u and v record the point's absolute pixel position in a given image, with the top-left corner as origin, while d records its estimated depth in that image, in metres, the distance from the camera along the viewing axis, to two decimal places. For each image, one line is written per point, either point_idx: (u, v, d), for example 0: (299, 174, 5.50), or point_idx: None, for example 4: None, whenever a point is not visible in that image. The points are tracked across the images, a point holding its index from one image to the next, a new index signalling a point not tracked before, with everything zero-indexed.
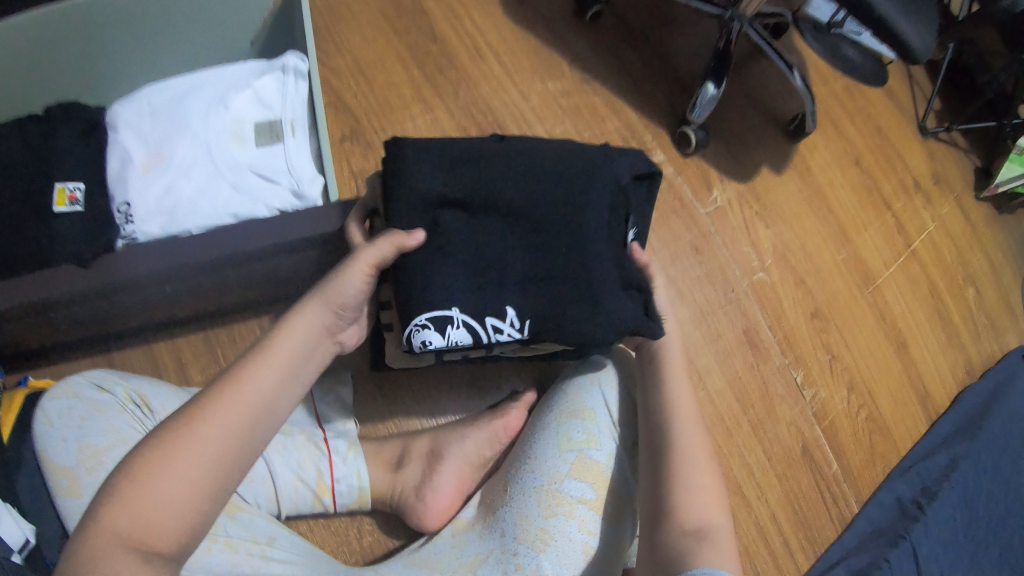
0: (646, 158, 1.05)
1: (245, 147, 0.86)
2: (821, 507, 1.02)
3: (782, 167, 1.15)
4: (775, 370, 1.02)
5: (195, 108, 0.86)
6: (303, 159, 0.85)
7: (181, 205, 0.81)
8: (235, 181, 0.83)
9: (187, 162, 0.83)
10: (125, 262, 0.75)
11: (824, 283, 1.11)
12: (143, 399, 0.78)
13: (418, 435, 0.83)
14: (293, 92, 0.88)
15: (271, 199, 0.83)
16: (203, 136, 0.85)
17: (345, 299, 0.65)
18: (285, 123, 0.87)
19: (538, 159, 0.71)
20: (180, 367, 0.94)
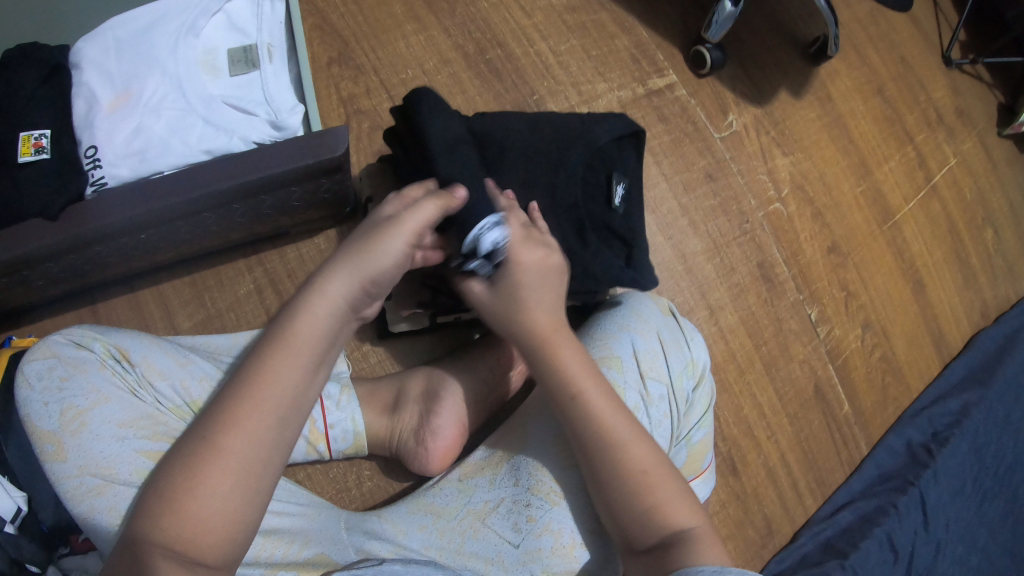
0: (658, 78, 0.96)
1: (218, 75, 0.69)
2: (832, 451, 0.99)
3: (800, 92, 1.07)
4: (789, 307, 0.96)
5: (163, 32, 0.68)
6: (285, 86, 0.69)
7: (153, 146, 0.64)
8: (211, 114, 0.66)
9: (159, 94, 0.66)
10: (102, 210, 0.61)
11: (843, 218, 1.05)
12: (122, 352, 0.71)
13: (413, 375, 0.77)
14: (270, 14, 0.72)
15: (250, 132, 0.67)
16: (173, 65, 0.67)
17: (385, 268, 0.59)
18: (262, 48, 0.70)
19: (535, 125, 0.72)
20: (166, 315, 0.81)
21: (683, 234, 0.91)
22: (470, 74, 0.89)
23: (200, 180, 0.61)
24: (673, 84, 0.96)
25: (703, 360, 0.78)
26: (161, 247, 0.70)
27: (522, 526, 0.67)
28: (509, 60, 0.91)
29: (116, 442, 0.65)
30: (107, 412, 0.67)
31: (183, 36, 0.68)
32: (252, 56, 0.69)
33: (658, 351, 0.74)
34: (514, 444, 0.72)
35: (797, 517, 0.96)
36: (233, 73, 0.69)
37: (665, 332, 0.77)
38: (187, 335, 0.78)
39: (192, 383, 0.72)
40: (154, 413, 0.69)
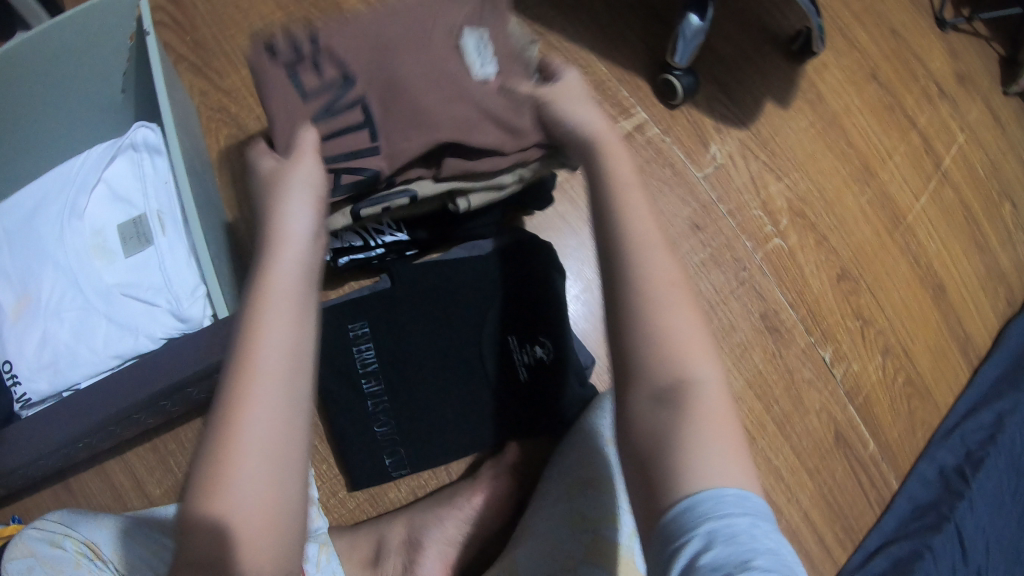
0: (624, 121, 0.84)
1: (112, 262, 0.62)
2: (862, 494, 0.92)
3: (787, 100, 0.95)
4: (800, 353, 0.87)
5: (48, 219, 0.62)
6: (183, 264, 0.61)
7: (63, 354, 0.59)
8: (113, 309, 0.60)
9: (58, 299, 0.60)
10: (16, 442, 0.54)
11: (849, 236, 0.95)
12: (95, 549, 0.62)
13: (392, 519, 0.69)
14: (153, 175, 0.63)
15: (154, 326, 0.60)
16: (62, 255, 0.61)
17: (303, 232, 0.48)
18: (151, 219, 0.62)
19: None
20: (135, 486, 0.75)
21: None
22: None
23: (118, 394, 0.54)
24: (642, 124, 0.85)
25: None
26: (100, 444, 0.65)
27: None
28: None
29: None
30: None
31: (67, 223, 0.62)
32: (141, 232, 0.62)
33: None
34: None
35: (827, 571, 0.89)
36: (128, 258, 0.62)
37: None
38: (159, 508, 0.72)
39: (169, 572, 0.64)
40: None
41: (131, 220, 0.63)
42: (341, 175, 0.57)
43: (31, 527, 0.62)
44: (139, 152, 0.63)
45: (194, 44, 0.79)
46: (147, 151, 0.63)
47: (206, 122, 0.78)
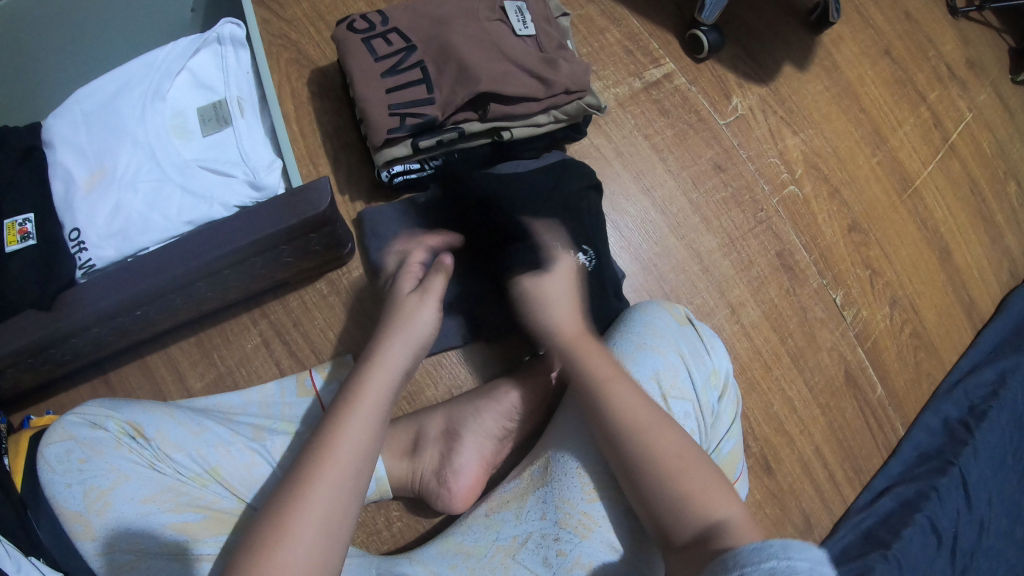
0: (653, 69, 0.90)
1: (190, 140, 0.68)
2: (868, 436, 0.96)
3: (805, 64, 1.01)
4: (812, 294, 0.92)
5: (129, 101, 0.68)
6: (260, 143, 0.68)
7: (137, 220, 0.65)
8: (188, 180, 0.66)
9: (135, 172, 0.66)
10: (87, 299, 0.60)
11: (860, 192, 1.00)
12: (137, 428, 0.65)
13: (429, 413, 0.72)
14: (235, 66, 0.70)
15: (229, 196, 0.66)
16: (142, 132, 0.67)
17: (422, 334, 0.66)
18: (231, 103, 0.69)
19: (425, 15, 0.74)
20: (178, 378, 0.79)
21: (695, 232, 0.87)
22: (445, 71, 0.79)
23: (190, 254, 0.60)
24: (671, 73, 0.91)
25: (725, 367, 0.72)
26: (158, 317, 0.70)
27: (552, 563, 0.62)
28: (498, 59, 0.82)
29: (139, 523, 0.61)
30: (129, 491, 0.62)
31: (146, 105, 0.68)
32: (221, 114, 0.68)
33: (679, 364, 0.69)
34: (537, 475, 0.68)
35: (835, 508, 0.92)
36: (206, 137, 0.68)
37: (682, 344, 0.70)
38: (198, 398, 0.75)
39: (209, 450, 0.67)
40: (175, 484, 0.64)
41: (208, 106, 0.69)
42: (407, 117, 0.70)
43: (68, 418, 0.64)
44: (221, 48, 0.71)
45: None
46: (230, 44, 0.70)
47: (268, 47, 0.84)
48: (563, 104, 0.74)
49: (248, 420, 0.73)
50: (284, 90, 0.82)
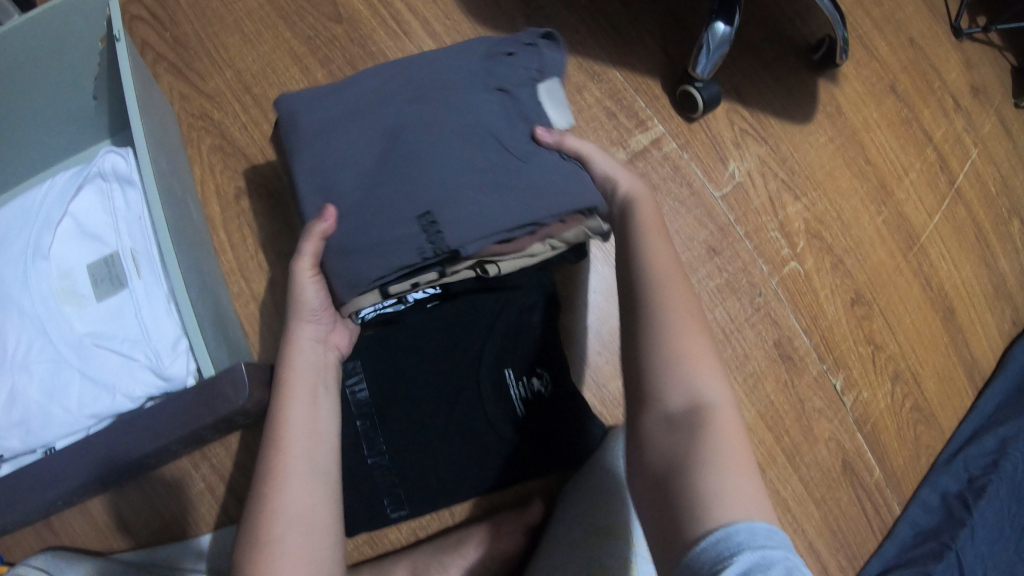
0: (637, 136, 0.78)
1: (80, 310, 0.54)
2: (865, 522, 0.91)
3: (808, 112, 0.89)
4: (812, 382, 0.84)
5: (6, 263, 0.55)
6: (162, 312, 0.53)
7: (33, 417, 0.52)
8: (86, 363, 0.53)
9: (23, 356, 0.53)
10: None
11: (866, 258, 0.91)
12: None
13: (392, 564, 0.65)
14: (126, 207, 0.56)
15: (130, 384, 0.53)
16: (25, 306, 0.54)
17: (313, 359, 0.57)
18: (124, 258, 0.55)
19: (399, 105, 0.59)
20: (107, 528, 0.70)
21: None
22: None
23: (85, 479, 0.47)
24: (659, 138, 0.79)
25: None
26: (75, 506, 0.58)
27: None
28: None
29: None
30: None
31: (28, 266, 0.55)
32: (115, 274, 0.54)
33: None
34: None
35: None
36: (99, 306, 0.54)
37: None
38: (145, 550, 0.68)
39: None
40: None
41: (99, 261, 0.56)
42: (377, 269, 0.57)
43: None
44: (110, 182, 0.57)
45: (174, 42, 0.73)
46: (116, 180, 0.56)
47: (187, 130, 0.72)
48: (562, 232, 0.60)
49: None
50: (207, 187, 0.70)
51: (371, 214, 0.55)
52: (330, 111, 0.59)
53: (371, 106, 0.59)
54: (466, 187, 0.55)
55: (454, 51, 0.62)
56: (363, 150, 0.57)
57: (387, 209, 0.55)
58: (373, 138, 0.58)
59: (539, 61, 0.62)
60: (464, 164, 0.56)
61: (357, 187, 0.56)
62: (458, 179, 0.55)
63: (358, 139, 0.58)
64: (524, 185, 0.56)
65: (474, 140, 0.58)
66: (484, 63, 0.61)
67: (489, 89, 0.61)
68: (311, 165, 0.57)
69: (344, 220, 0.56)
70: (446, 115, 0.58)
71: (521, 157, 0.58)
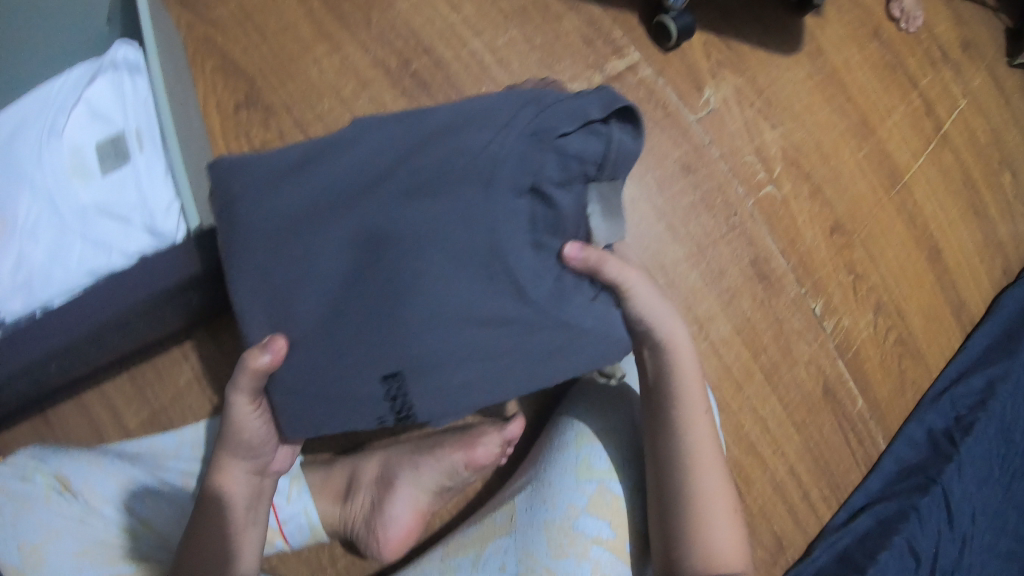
0: (615, 61, 0.81)
1: (86, 182, 0.63)
2: (847, 451, 0.91)
3: (787, 50, 0.93)
4: (790, 304, 0.87)
5: (24, 142, 0.63)
6: (160, 181, 0.63)
7: (36, 274, 0.61)
8: (88, 226, 0.62)
9: (34, 220, 0.61)
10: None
11: (844, 189, 0.93)
12: (64, 481, 0.65)
13: (370, 454, 0.68)
14: (132, 94, 0.65)
15: (128, 242, 0.62)
16: (40, 178, 0.62)
17: (262, 434, 0.58)
18: (129, 136, 0.64)
19: (360, 165, 0.51)
20: (112, 417, 0.74)
21: (660, 242, 0.80)
22: (395, 94, 0.75)
23: (93, 308, 0.58)
24: (635, 64, 0.82)
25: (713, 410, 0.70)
26: (78, 369, 0.66)
27: None
28: (439, 69, 0.76)
29: None
30: (62, 546, 0.62)
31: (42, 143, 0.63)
32: (120, 150, 0.64)
33: None
34: (501, 522, 0.65)
35: (811, 527, 0.89)
36: (104, 177, 0.63)
37: None
38: (131, 439, 0.73)
39: (138, 502, 0.67)
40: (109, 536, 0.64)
41: (105, 140, 0.64)
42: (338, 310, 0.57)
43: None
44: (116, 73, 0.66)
45: None
46: (126, 70, 0.65)
47: (191, 54, 0.75)
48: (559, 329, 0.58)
49: (185, 458, 0.73)
50: (209, 102, 0.74)
51: (335, 349, 0.51)
52: (303, 198, 0.51)
53: (358, 191, 0.50)
54: (452, 358, 0.50)
55: (486, 124, 0.50)
56: (329, 261, 0.51)
57: (349, 357, 0.51)
58: (348, 209, 0.50)
59: (603, 150, 0.52)
60: (449, 239, 0.49)
61: (308, 278, 0.51)
62: (436, 269, 0.49)
63: (331, 235, 0.50)
64: (538, 340, 0.52)
65: (475, 265, 0.50)
66: (523, 141, 0.50)
67: (517, 190, 0.50)
68: (260, 291, 0.52)
69: (299, 310, 0.51)
70: (448, 256, 0.49)
71: (545, 303, 0.51)
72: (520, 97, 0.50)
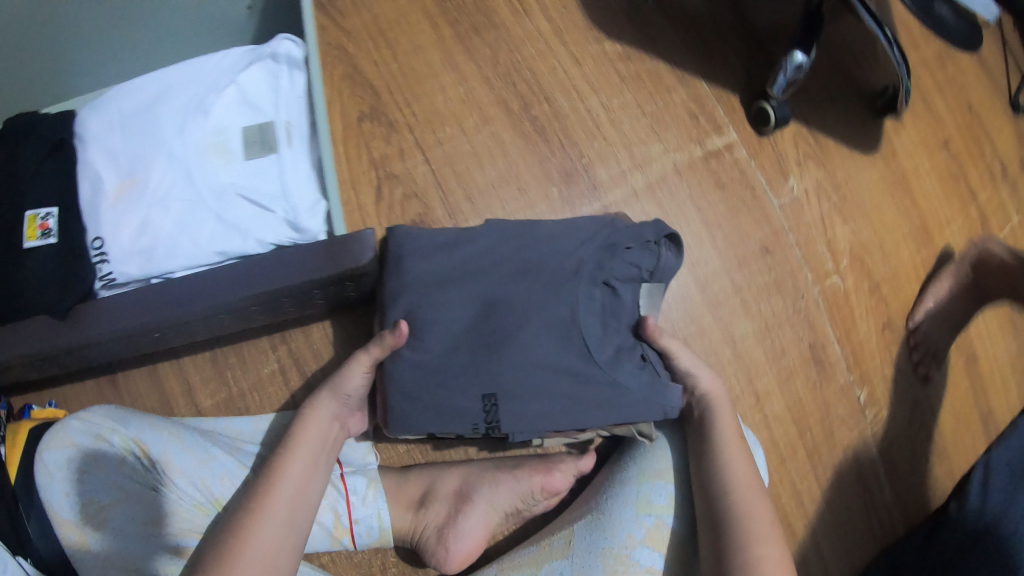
0: (716, 139, 0.87)
1: (224, 161, 0.66)
2: (875, 541, 0.92)
3: (867, 150, 0.98)
4: (839, 391, 0.91)
5: (170, 110, 0.67)
6: (304, 179, 0.67)
7: (162, 242, 0.64)
8: (223, 206, 0.65)
9: (166, 188, 0.64)
10: (107, 314, 0.61)
11: (900, 289, 0.98)
12: (142, 448, 0.68)
13: (448, 468, 0.70)
14: (288, 89, 0.70)
15: (266, 232, 0.66)
16: (178, 146, 0.65)
17: (350, 395, 0.64)
18: (279, 128, 0.68)
19: (551, 229, 0.65)
20: (187, 393, 0.80)
21: (732, 313, 0.85)
22: (512, 134, 0.79)
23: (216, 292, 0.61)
24: (732, 144, 0.87)
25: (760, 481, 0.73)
26: (179, 336, 0.70)
27: None
28: (556, 117, 0.80)
29: (137, 543, 0.64)
30: (129, 511, 0.65)
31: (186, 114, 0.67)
32: (268, 138, 0.67)
33: None
34: (558, 547, 0.67)
35: None
36: (244, 161, 0.66)
37: None
38: (206, 418, 0.77)
39: (213, 482, 0.69)
40: (177, 510, 0.67)
41: (252, 126, 0.68)
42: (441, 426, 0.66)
43: (70, 422, 0.67)
44: (274, 65, 0.71)
45: None
46: (286, 63, 0.71)
47: (321, 59, 0.79)
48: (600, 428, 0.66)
49: (265, 448, 0.75)
50: (333, 106, 0.78)
51: (448, 362, 0.61)
52: (446, 261, 0.63)
53: (469, 271, 0.63)
54: (534, 386, 0.60)
55: (593, 227, 0.65)
56: (457, 310, 0.62)
57: (459, 377, 0.60)
58: (491, 262, 0.63)
59: (654, 263, 0.66)
60: (543, 276, 0.62)
61: (451, 312, 0.61)
62: (549, 335, 0.61)
63: (463, 292, 0.62)
64: (596, 388, 0.61)
65: (560, 328, 0.62)
66: (601, 250, 0.64)
67: (593, 281, 0.63)
68: (408, 299, 0.62)
69: (427, 332, 0.61)
70: (542, 307, 0.61)
71: (606, 362, 0.62)
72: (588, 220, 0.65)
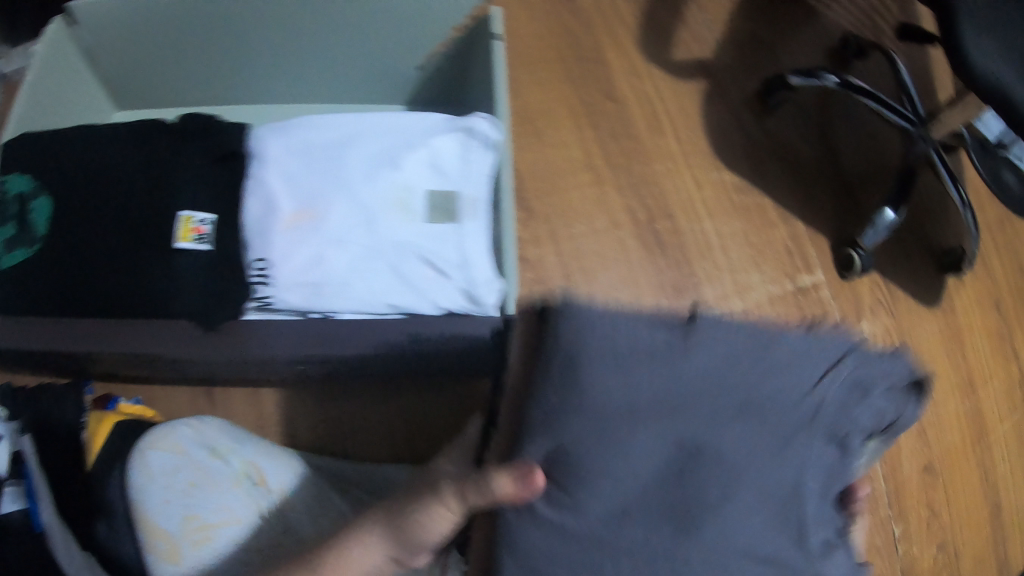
0: (806, 276, 0.95)
1: (406, 219, 0.70)
2: None
3: (931, 304, 1.07)
4: (877, 521, 0.99)
5: (360, 156, 0.70)
6: (483, 252, 0.71)
7: (330, 280, 0.67)
8: (396, 261, 0.69)
9: (343, 229, 0.68)
10: (266, 341, 0.69)
11: (942, 435, 1.06)
12: (259, 475, 0.67)
13: None
14: (475, 163, 0.74)
15: (440, 296, 0.70)
16: (361, 193, 0.69)
17: (429, 541, 0.51)
18: (464, 201, 0.73)
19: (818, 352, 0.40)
20: (288, 428, 0.85)
21: None
22: (635, 243, 0.86)
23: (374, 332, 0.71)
24: (818, 284, 0.96)
25: None
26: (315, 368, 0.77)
27: None
28: (676, 234, 0.88)
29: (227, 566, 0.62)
30: (231, 532, 0.63)
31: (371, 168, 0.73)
32: (452, 208, 0.72)
33: None
34: None
35: None
36: (424, 224, 0.70)
37: None
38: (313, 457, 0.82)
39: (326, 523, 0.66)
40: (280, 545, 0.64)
41: (436, 191, 0.72)
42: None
43: (180, 428, 0.67)
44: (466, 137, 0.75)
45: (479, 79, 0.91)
46: (479, 139, 0.74)
47: None
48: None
49: (360, 503, 0.70)
50: None
51: (626, 540, 0.41)
52: (636, 391, 0.38)
53: (684, 402, 0.39)
54: (718, 557, 0.41)
55: (861, 378, 0.42)
56: (643, 458, 0.40)
57: (649, 561, 0.41)
58: (708, 410, 0.39)
59: (896, 416, 0.44)
60: (755, 438, 0.41)
61: (632, 475, 0.40)
62: (759, 513, 0.41)
63: (647, 433, 0.39)
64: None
65: (770, 504, 0.42)
66: (845, 388, 0.42)
67: (826, 440, 0.43)
68: (587, 429, 0.38)
69: (593, 492, 0.40)
70: (760, 481, 0.41)
71: (817, 554, 0.43)
72: (846, 335, 0.41)
